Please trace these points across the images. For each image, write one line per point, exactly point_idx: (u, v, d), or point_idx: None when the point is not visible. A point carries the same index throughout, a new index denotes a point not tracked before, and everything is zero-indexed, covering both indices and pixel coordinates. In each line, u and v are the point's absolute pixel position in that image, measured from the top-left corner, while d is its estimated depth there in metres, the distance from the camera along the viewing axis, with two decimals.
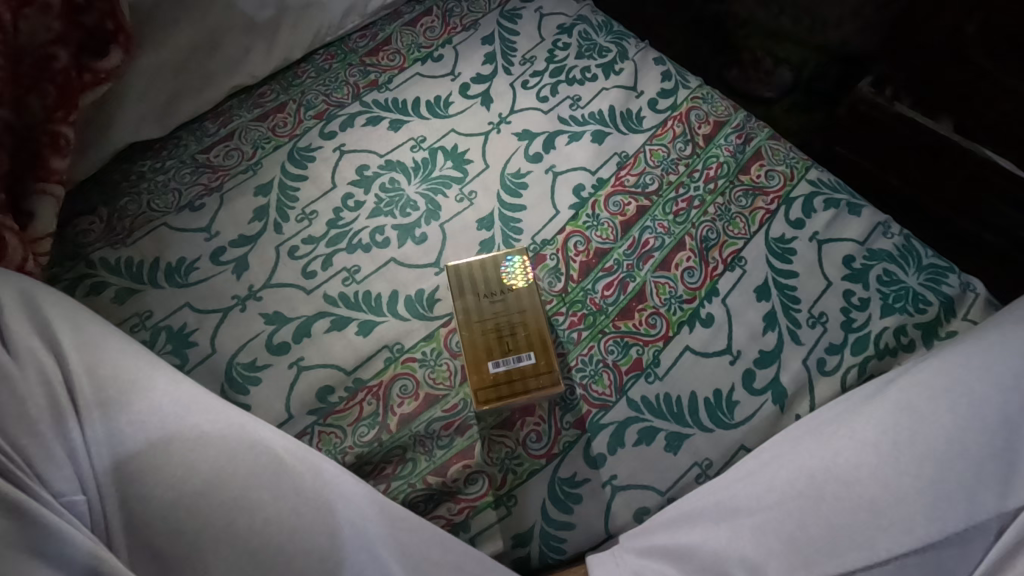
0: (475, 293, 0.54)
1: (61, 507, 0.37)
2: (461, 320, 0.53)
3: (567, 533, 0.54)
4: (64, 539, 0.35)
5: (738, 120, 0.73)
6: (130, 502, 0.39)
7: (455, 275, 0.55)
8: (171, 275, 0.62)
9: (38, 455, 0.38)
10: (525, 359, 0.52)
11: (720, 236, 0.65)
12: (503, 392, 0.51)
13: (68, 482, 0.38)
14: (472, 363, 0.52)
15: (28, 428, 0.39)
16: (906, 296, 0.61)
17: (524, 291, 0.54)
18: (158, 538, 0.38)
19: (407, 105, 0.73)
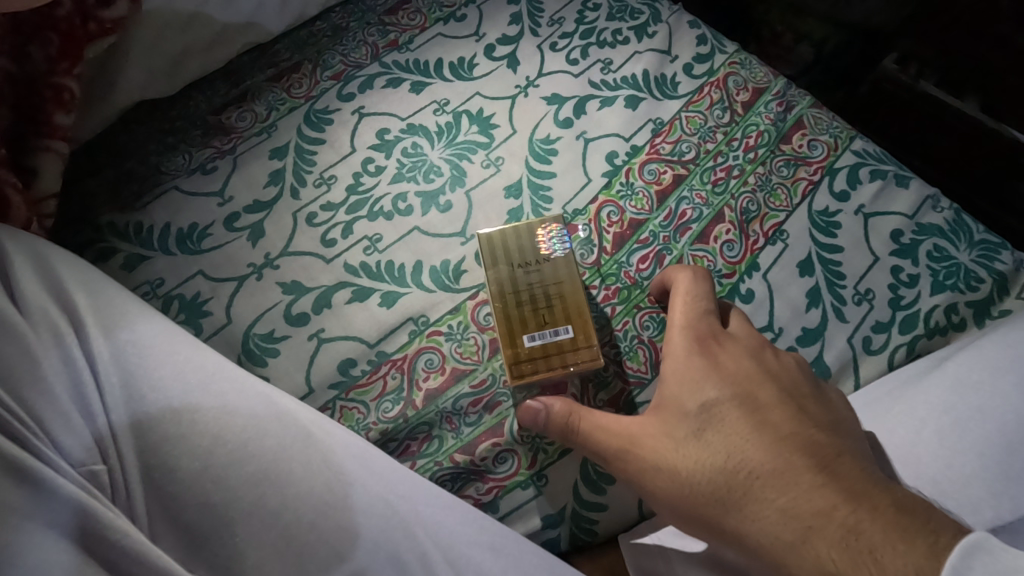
0: (509, 262, 0.51)
1: (82, 478, 0.36)
2: (494, 291, 0.50)
3: (599, 515, 0.53)
4: (88, 511, 0.34)
5: (779, 87, 0.69)
6: (155, 472, 0.37)
7: (487, 242, 0.52)
8: (182, 242, 0.59)
9: (56, 423, 0.36)
10: (564, 333, 0.49)
11: (761, 208, 0.62)
12: (540, 366, 0.49)
13: (87, 451, 0.36)
14: (507, 335, 0.49)
15: (45, 394, 0.36)
16: (957, 273, 0.58)
17: (561, 262, 0.51)
18: (185, 510, 0.36)
19: (429, 67, 0.69)
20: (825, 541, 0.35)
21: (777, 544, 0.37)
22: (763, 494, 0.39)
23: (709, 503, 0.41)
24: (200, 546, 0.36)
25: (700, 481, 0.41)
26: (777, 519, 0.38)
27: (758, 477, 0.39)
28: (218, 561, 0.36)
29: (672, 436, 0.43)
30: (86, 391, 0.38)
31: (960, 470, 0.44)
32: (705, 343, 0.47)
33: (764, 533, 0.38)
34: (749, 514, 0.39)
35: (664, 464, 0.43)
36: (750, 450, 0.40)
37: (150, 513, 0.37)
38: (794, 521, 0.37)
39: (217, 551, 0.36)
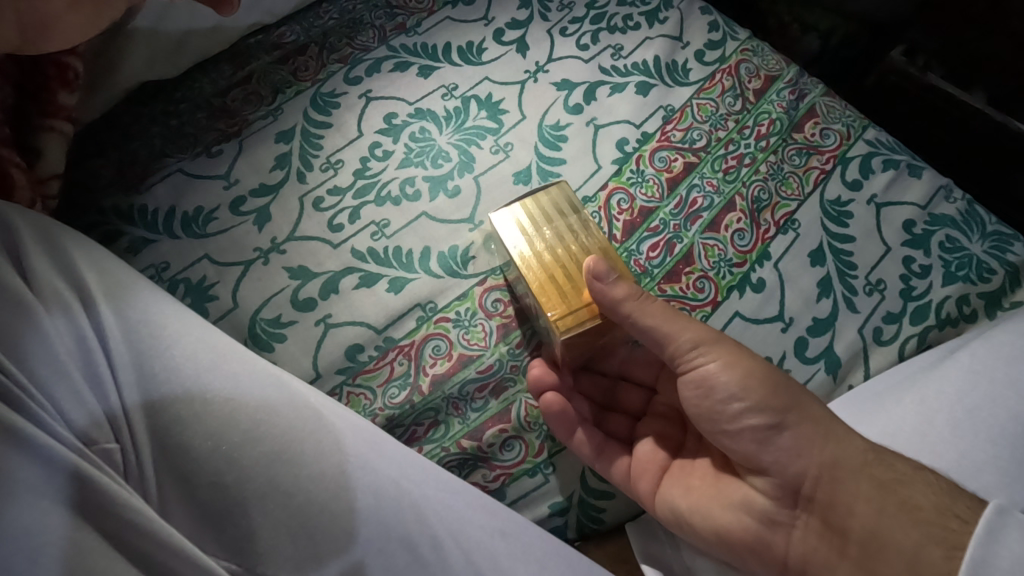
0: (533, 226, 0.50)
1: (94, 457, 0.36)
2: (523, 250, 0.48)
3: (606, 503, 0.53)
4: (100, 488, 0.34)
5: (792, 75, 0.68)
6: (168, 451, 0.37)
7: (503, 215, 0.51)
8: (188, 225, 0.58)
9: (69, 401, 0.36)
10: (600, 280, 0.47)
11: (772, 197, 0.62)
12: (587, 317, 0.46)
13: (100, 430, 0.36)
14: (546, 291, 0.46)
15: (58, 373, 0.36)
16: (970, 263, 0.58)
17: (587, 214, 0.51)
18: (199, 490, 0.36)
19: (437, 51, 0.68)
20: (890, 459, 0.44)
21: (845, 454, 0.44)
22: (828, 420, 0.46)
23: (780, 411, 0.46)
24: (214, 525, 0.36)
25: (776, 393, 0.47)
26: (848, 440, 0.45)
27: (821, 410, 0.47)
28: (233, 540, 0.36)
29: (747, 357, 0.48)
30: (99, 370, 0.38)
31: (974, 460, 0.44)
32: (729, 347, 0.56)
33: (840, 445, 0.45)
34: (816, 430, 0.46)
35: (737, 373, 0.47)
36: (808, 394, 0.48)
37: (162, 491, 0.37)
38: (858, 442, 0.45)
39: (231, 532, 0.36)
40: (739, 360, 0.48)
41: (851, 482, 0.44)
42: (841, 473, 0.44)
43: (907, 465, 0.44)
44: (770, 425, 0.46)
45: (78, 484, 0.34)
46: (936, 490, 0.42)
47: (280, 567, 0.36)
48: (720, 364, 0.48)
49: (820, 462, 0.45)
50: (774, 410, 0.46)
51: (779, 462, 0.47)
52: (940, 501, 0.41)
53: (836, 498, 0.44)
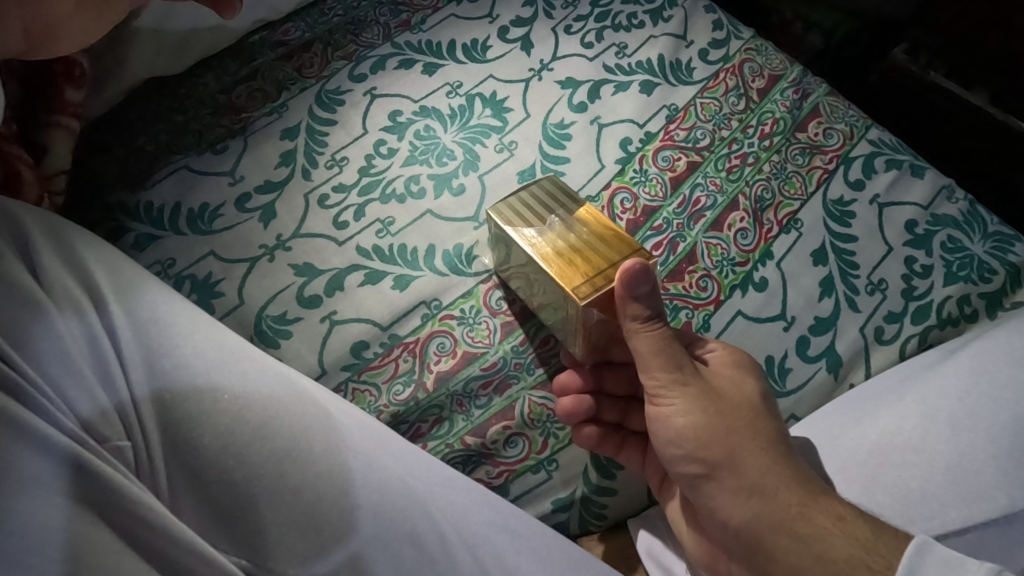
0: (528, 216, 0.50)
1: (107, 453, 0.36)
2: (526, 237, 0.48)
3: (608, 500, 0.53)
4: (113, 485, 0.34)
5: (795, 74, 0.69)
6: (179, 447, 0.37)
7: (498, 213, 0.51)
8: (194, 222, 0.58)
9: (80, 398, 0.37)
10: (608, 248, 0.47)
11: (775, 196, 0.62)
12: (601, 283, 0.45)
13: (111, 427, 0.37)
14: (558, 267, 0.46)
15: (70, 370, 0.37)
16: (971, 263, 0.58)
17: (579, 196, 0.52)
18: (209, 486, 0.37)
19: (442, 49, 0.68)
20: (815, 515, 0.41)
21: (767, 510, 0.42)
22: (764, 472, 0.43)
23: (710, 463, 0.45)
24: (225, 521, 0.37)
25: (707, 445, 0.44)
26: (775, 492, 0.42)
27: (757, 459, 0.43)
28: (243, 536, 0.37)
29: (707, 399, 0.45)
30: (109, 367, 0.38)
31: (975, 459, 0.44)
32: (752, 363, 0.49)
33: (762, 500, 0.43)
34: (743, 482, 0.43)
35: (685, 418, 0.45)
36: (766, 439, 0.44)
37: (174, 488, 0.37)
38: (790, 492, 0.42)
39: (242, 528, 0.37)
40: (695, 404, 0.45)
41: (771, 539, 0.42)
42: (763, 531, 0.42)
43: (835, 520, 0.40)
44: (701, 473, 0.45)
45: (92, 481, 0.34)
46: (855, 545, 0.39)
47: (290, 563, 0.37)
48: (675, 407, 0.46)
49: (747, 517, 0.43)
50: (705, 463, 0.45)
51: (709, 507, 0.46)
52: (862, 557, 0.38)
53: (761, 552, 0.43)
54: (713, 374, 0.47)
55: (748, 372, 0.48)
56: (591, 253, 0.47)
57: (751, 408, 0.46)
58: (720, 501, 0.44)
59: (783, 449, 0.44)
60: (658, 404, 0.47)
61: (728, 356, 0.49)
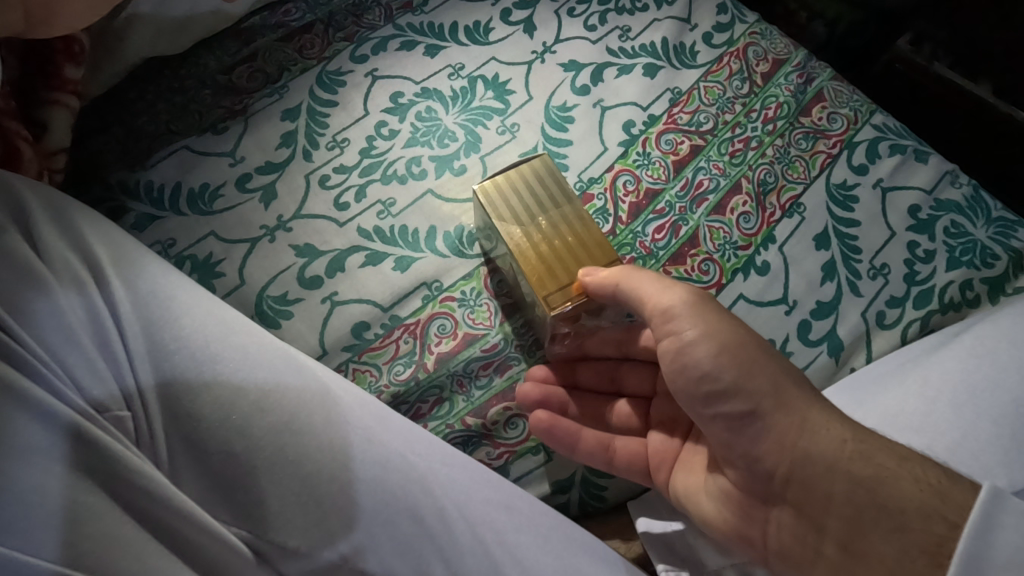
0: (514, 204, 0.49)
1: (106, 424, 0.36)
2: (507, 230, 0.48)
3: (608, 481, 0.53)
4: (113, 454, 0.35)
5: (800, 59, 0.68)
6: (180, 420, 0.37)
7: (484, 191, 0.50)
8: (194, 202, 0.58)
9: (83, 370, 0.37)
10: (586, 255, 0.48)
11: (779, 180, 0.62)
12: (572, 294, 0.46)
13: (112, 399, 0.37)
14: (531, 269, 0.47)
15: (71, 341, 0.37)
16: (974, 249, 0.58)
17: (569, 187, 0.51)
18: (209, 458, 0.37)
19: (444, 30, 0.68)
20: (875, 453, 0.40)
21: (820, 450, 0.41)
22: (808, 408, 0.43)
23: (755, 397, 0.44)
24: (225, 493, 0.37)
25: (752, 380, 0.44)
26: (823, 430, 0.42)
27: (806, 398, 0.43)
28: (243, 509, 0.37)
29: (724, 333, 0.46)
30: (110, 341, 0.38)
31: (976, 439, 0.45)
32: (732, 313, 0.48)
33: (813, 439, 0.42)
34: (792, 419, 0.42)
35: (706, 351, 0.45)
36: (798, 377, 0.44)
37: (174, 461, 0.37)
38: (841, 430, 0.41)
39: (242, 500, 0.37)
40: (709, 336, 0.45)
41: (828, 479, 0.41)
42: (824, 472, 0.41)
43: (898, 460, 0.39)
44: (747, 412, 0.44)
45: (94, 450, 0.35)
46: (924, 487, 0.38)
47: (290, 535, 0.37)
48: (688, 341, 0.46)
49: (789, 455, 0.43)
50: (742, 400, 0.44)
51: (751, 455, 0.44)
52: (931, 502, 0.37)
53: (816, 495, 0.42)
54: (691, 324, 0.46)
55: (735, 318, 0.48)
56: (568, 260, 0.47)
57: (758, 346, 0.45)
58: (763, 447, 0.44)
59: (811, 388, 0.44)
60: (669, 342, 0.47)
61: (690, 300, 0.47)
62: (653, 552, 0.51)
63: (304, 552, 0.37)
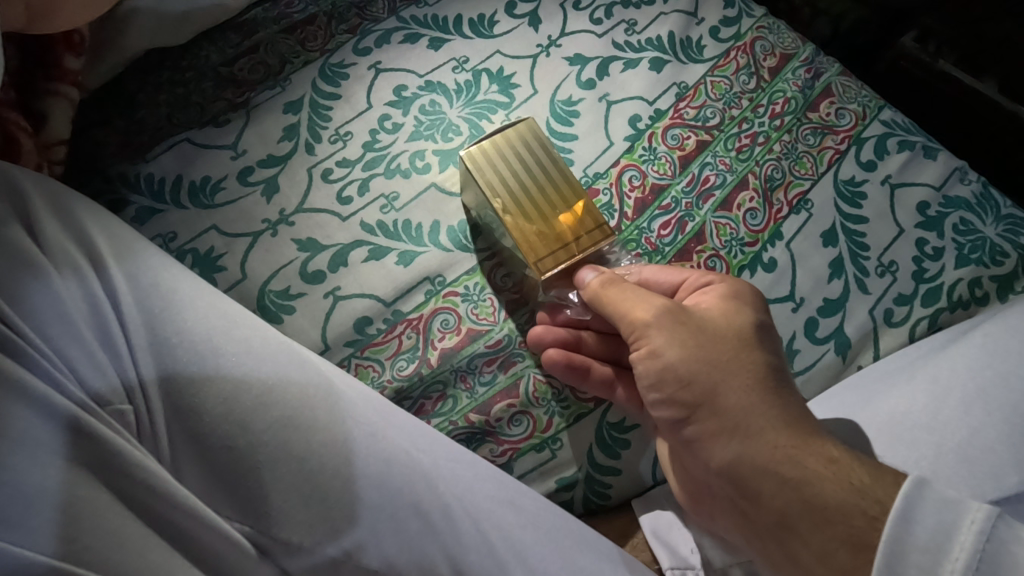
0: (499, 170, 0.51)
1: (109, 418, 0.36)
2: (493, 197, 0.50)
3: (612, 479, 0.53)
4: (116, 449, 0.34)
5: (808, 54, 0.67)
6: (183, 414, 0.37)
7: (469, 157, 0.51)
8: (195, 196, 0.57)
9: (85, 363, 0.36)
10: (573, 214, 0.50)
11: (786, 176, 0.61)
12: (562, 258, 0.49)
13: (114, 392, 0.37)
14: (519, 231, 0.49)
15: (73, 335, 0.37)
16: (983, 246, 0.57)
17: (555, 151, 0.52)
18: (212, 452, 0.37)
19: (448, 23, 0.67)
20: (803, 457, 0.39)
21: (752, 453, 0.40)
22: (747, 413, 0.41)
23: (692, 402, 0.43)
24: (227, 488, 0.37)
25: (689, 386, 0.43)
26: (759, 435, 0.40)
27: (738, 396, 0.42)
28: (245, 504, 0.36)
29: (686, 335, 0.44)
30: (112, 334, 0.38)
31: (986, 438, 0.44)
32: (753, 296, 0.48)
33: (747, 446, 0.41)
34: (725, 422, 0.42)
35: (671, 354, 0.44)
36: (758, 375, 0.42)
37: (177, 455, 0.37)
38: (773, 438, 0.40)
39: (244, 495, 0.36)
40: (673, 340, 0.44)
41: (754, 483, 0.40)
42: (749, 473, 0.40)
43: (825, 463, 0.39)
44: (682, 416, 0.44)
45: (99, 445, 0.34)
46: (846, 489, 0.37)
47: (293, 531, 0.36)
48: (656, 343, 0.45)
49: (724, 460, 0.42)
50: (681, 404, 0.44)
51: (693, 453, 0.45)
52: (852, 499, 0.37)
53: (741, 490, 0.41)
54: (707, 304, 0.47)
55: (745, 305, 0.47)
56: (555, 222, 0.49)
57: (739, 341, 0.44)
58: (693, 445, 0.44)
59: (771, 389, 0.42)
60: (640, 342, 0.46)
61: (725, 286, 0.49)
62: (658, 552, 0.51)
63: (307, 548, 0.37)
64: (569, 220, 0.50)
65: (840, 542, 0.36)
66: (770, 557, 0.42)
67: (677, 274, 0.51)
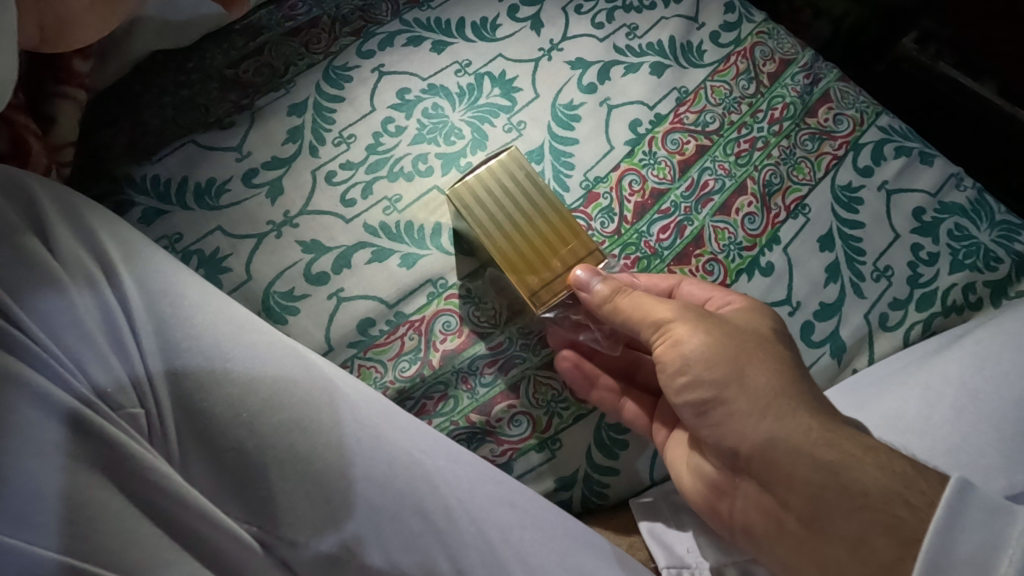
0: (487, 205, 0.51)
1: (120, 420, 0.37)
2: (485, 233, 0.50)
3: (611, 479, 0.54)
4: (127, 451, 0.35)
5: (807, 59, 0.67)
6: (192, 416, 0.38)
7: (456, 193, 0.52)
8: (200, 197, 0.58)
9: (97, 367, 0.37)
10: (564, 244, 0.51)
11: (784, 181, 0.62)
12: (557, 290, 0.50)
13: (124, 394, 0.37)
14: (513, 269, 0.50)
15: (83, 337, 0.38)
16: (977, 252, 0.58)
17: (539, 177, 0.53)
18: (220, 453, 0.38)
19: (451, 26, 0.67)
20: (840, 441, 0.41)
21: (782, 433, 0.43)
22: (774, 395, 0.44)
23: (717, 385, 0.46)
24: (235, 487, 0.38)
25: (713, 367, 0.46)
26: (792, 418, 0.43)
27: (768, 382, 0.45)
28: (253, 504, 0.37)
29: (714, 330, 0.47)
30: (122, 338, 0.38)
31: (974, 442, 0.46)
32: (769, 309, 0.51)
33: (781, 425, 0.43)
34: (753, 404, 0.44)
35: (697, 343, 0.47)
36: (782, 365, 0.46)
37: (186, 455, 0.38)
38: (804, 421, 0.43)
39: (251, 495, 0.37)
40: (702, 333, 0.47)
41: (785, 461, 0.43)
42: (779, 453, 0.43)
43: (863, 450, 0.40)
44: (707, 399, 0.46)
45: (110, 447, 0.35)
46: (887, 474, 0.39)
47: (300, 530, 0.37)
48: (683, 336, 0.47)
49: (750, 440, 0.45)
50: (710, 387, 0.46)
51: (716, 435, 0.47)
52: (895, 487, 0.38)
53: (774, 472, 0.43)
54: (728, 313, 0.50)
55: (763, 315, 0.50)
56: (547, 254, 0.50)
57: (763, 341, 0.47)
58: (719, 428, 0.46)
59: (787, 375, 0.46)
60: (665, 334, 0.48)
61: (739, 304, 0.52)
62: (654, 551, 0.52)
63: (314, 547, 0.38)
64: (561, 252, 0.51)
65: (880, 534, 0.37)
66: (797, 542, 0.44)
67: (705, 292, 0.54)
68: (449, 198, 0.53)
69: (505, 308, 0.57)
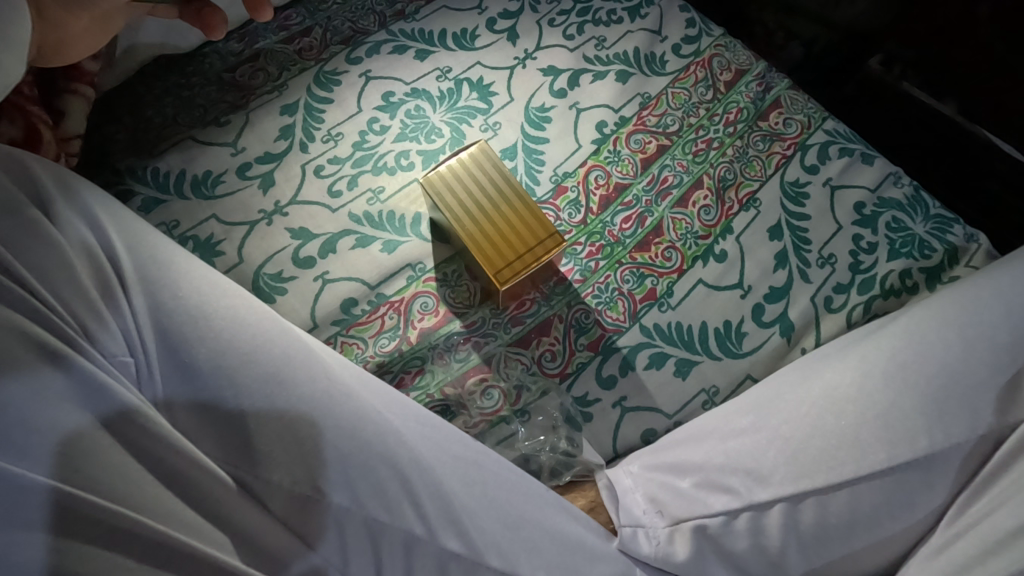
0: (456, 193, 0.58)
1: (110, 365, 0.41)
2: (452, 216, 0.57)
3: (575, 449, 0.58)
4: (114, 394, 0.39)
5: (760, 69, 0.73)
6: (180, 366, 0.42)
7: (428, 182, 0.59)
8: (197, 187, 0.63)
9: (89, 319, 0.41)
10: (525, 227, 0.56)
11: (737, 177, 0.67)
12: (517, 269, 0.55)
13: (117, 345, 0.42)
14: (477, 249, 0.56)
15: (77, 292, 0.41)
16: (913, 242, 0.64)
17: (505, 167, 0.59)
18: (205, 401, 0.42)
19: (434, 36, 0.73)
20: None
21: None
22: None
23: None
24: (217, 431, 0.42)
25: None
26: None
27: None
28: (234, 447, 0.42)
29: None
30: (115, 295, 0.43)
31: (902, 405, 0.49)
32: None
33: None
34: None
35: None
36: None
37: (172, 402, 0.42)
38: None
39: (231, 439, 0.42)
40: None
41: None
42: None
43: None
44: None
45: (98, 390, 0.39)
46: None
47: (274, 470, 0.41)
48: None
49: None
50: None
51: None
52: None
53: None
54: None
55: None
56: (508, 238, 0.56)
57: None
58: None
59: None
60: None
61: None
62: (611, 512, 0.53)
63: (286, 486, 0.41)
64: (521, 234, 0.56)
65: None
66: None
67: None
68: (426, 189, 0.60)
69: (477, 290, 0.61)
